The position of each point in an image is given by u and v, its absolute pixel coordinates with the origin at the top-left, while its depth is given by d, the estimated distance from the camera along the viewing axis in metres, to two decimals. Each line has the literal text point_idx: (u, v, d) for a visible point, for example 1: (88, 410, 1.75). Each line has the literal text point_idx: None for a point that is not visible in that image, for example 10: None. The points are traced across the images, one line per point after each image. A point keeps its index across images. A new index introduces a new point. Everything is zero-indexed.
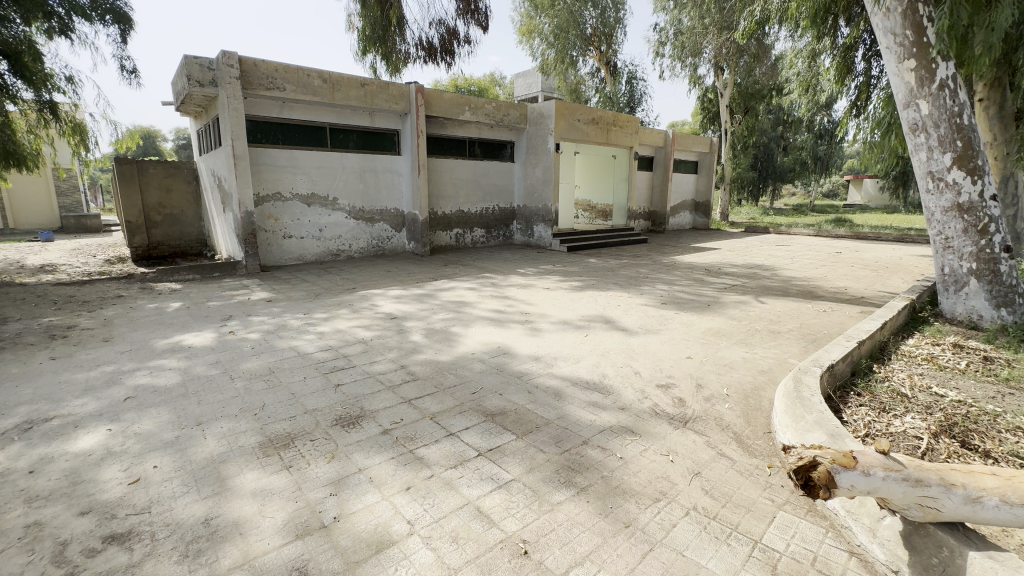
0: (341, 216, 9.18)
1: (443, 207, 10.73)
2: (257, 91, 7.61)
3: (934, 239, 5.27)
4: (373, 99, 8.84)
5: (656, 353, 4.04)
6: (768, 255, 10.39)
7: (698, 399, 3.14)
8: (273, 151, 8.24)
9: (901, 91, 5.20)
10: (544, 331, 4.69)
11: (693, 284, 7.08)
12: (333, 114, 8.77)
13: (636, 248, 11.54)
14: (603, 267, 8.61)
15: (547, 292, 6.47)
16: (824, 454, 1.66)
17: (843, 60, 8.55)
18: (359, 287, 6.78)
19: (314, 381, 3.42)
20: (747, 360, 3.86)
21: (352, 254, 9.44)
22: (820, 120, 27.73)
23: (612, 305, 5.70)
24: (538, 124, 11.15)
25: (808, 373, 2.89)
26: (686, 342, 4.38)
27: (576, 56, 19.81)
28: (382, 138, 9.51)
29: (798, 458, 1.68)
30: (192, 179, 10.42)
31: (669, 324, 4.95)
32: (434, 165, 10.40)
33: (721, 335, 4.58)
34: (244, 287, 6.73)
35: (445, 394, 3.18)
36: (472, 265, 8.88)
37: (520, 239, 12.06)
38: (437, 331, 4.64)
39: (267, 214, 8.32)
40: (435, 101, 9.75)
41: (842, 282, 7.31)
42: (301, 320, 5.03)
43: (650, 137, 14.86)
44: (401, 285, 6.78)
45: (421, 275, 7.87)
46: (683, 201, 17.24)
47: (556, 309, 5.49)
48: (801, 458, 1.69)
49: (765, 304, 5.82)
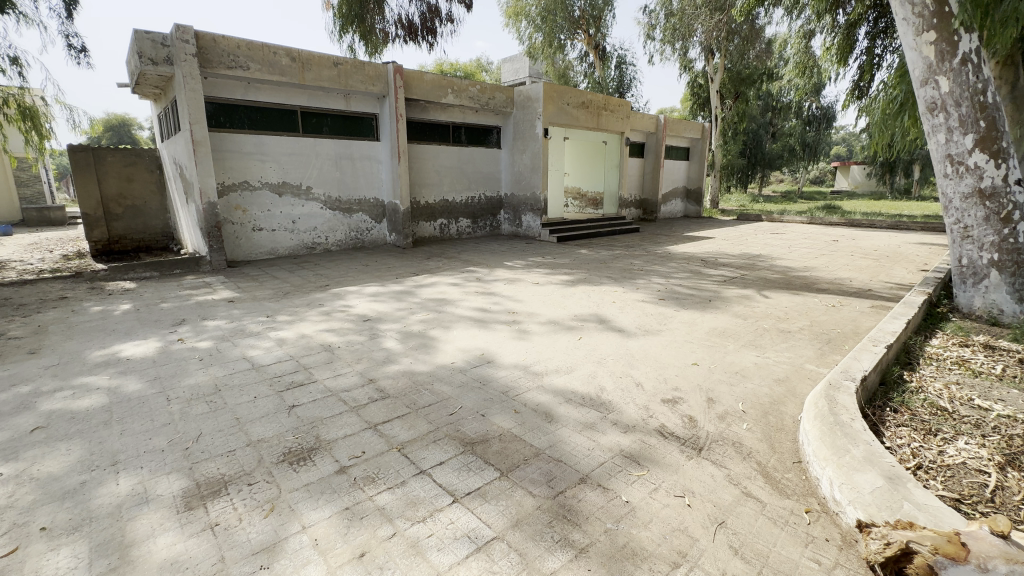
0: (316, 206, 8.59)
1: (426, 197, 10.17)
2: (217, 69, 6.96)
3: (951, 229, 4.93)
4: (347, 80, 8.22)
5: (658, 359, 3.61)
6: (764, 245, 10.05)
7: (712, 418, 2.70)
8: (239, 136, 7.61)
9: (917, 68, 4.80)
10: (532, 332, 4.24)
11: (691, 276, 6.67)
12: (304, 96, 8.14)
13: (628, 238, 11.13)
14: (594, 259, 8.18)
15: (535, 288, 6.01)
16: (921, 542, 1.47)
17: (846, 38, 8.11)
18: (333, 284, 6.25)
19: (267, 400, 2.94)
20: (760, 367, 3.44)
21: (330, 247, 8.87)
22: (809, 106, 27.51)
23: (606, 301, 5.27)
24: (525, 108, 10.60)
25: (840, 390, 2.47)
26: (691, 345, 3.95)
27: (564, 40, 19.20)
28: (358, 123, 8.90)
29: (885, 545, 1.53)
30: (156, 167, 9.72)
31: (670, 323, 4.51)
32: (416, 152, 9.82)
33: (727, 335, 4.17)
34: (206, 285, 6.17)
35: (417, 417, 2.71)
36: (457, 258, 8.36)
37: (508, 229, 11.56)
38: (413, 335, 4.15)
39: (234, 205, 7.71)
40: (415, 82, 9.13)
41: (846, 273, 6.95)
42: (263, 323, 4.50)
43: (641, 122, 14.37)
44: (378, 282, 6.26)
45: (402, 269, 7.35)
46: (675, 188, 16.82)
47: (546, 306, 5.04)
48: (889, 544, 1.54)
49: (769, 299, 5.43)
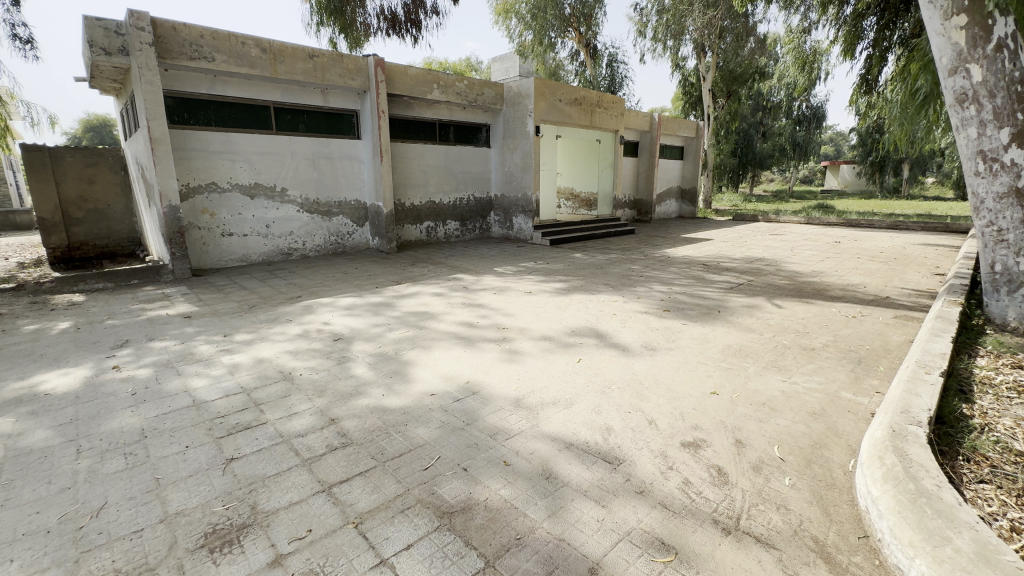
0: (292, 209, 8.01)
1: (411, 198, 9.63)
2: (178, 60, 6.37)
3: (982, 232, 4.52)
4: (324, 74, 7.66)
5: (671, 387, 3.12)
6: (765, 247, 9.64)
7: (745, 471, 2.21)
8: (205, 134, 7.02)
9: (944, 55, 4.38)
10: (525, 353, 3.73)
11: (694, 283, 6.20)
12: (278, 91, 7.57)
13: (624, 240, 10.67)
14: (589, 264, 7.70)
15: (527, 298, 5.50)
16: None
17: (853, 28, 7.67)
18: (305, 295, 5.70)
19: (201, 451, 2.40)
20: (790, 397, 2.97)
21: (308, 253, 8.29)
22: (799, 105, 27.37)
23: (606, 313, 4.78)
24: (515, 104, 10.11)
25: (909, 439, 1.98)
26: (705, 367, 3.47)
27: (554, 38, 18.79)
28: (337, 120, 8.34)
29: None
30: (120, 168, 9.04)
31: (678, 339, 4.02)
32: (400, 151, 9.27)
33: (743, 354, 3.69)
34: (163, 298, 5.59)
35: (382, 473, 2.20)
36: (443, 264, 7.83)
37: (498, 231, 11.05)
38: (389, 359, 3.62)
39: (200, 209, 7.11)
40: (398, 77, 8.60)
41: (858, 278, 6.53)
42: (218, 344, 3.95)
43: (635, 120, 13.95)
44: (355, 293, 5.71)
45: (383, 277, 6.81)
46: (669, 188, 16.42)
47: (539, 320, 4.53)
48: None
49: (783, 308, 4.98)
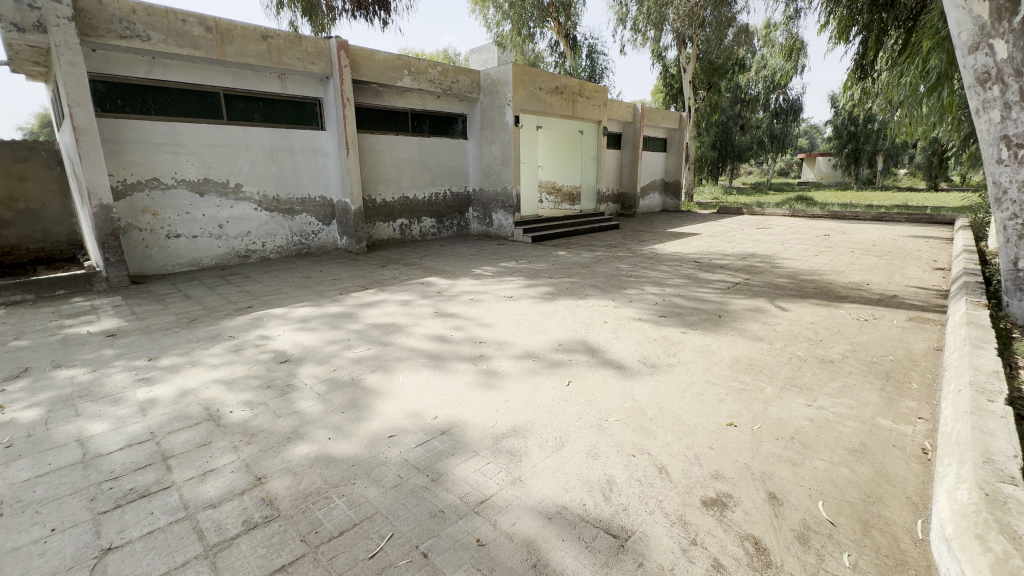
0: (249, 207, 7.28)
1: (383, 194, 8.96)
2: (106, 39, 5.59)
3: (1004, 226, 4.13)
4: (280, 57, 6.93)
5: (680, 418, 2.60)
6: (755, 241, 9.27)
7: (788, 545, 1.71)
8: (144, 124, 6.25)
9: (963, 30, 3.95)
10: (505, 374, 3.18)
11: (687, 283, 5.73)
12: (228, 76, 6.81)
13: (609, 236, 10.20)
14: (575, 263, 7.18)
15: (507, 305, 4.95)
16: None
17: (848, 10, 7.29)
18: (257, 306, 5.04)
19: (68, 538, 1.79)
20: (821, 428, 2.48)
21: (268, 255, 7.57)
22: (776, 97, 27.41)
23: (596, 321, 4.26)
24: (492, 93, 9.52)
25: (1013, 509, 1.49)
26: (716, 388, 2.97)
27: (533, 29, 18.22)
28: (297, 109, 7.61)
29: None
30: (55, 163, 8.16)
31: (680, 352, 3.53)
32: (369, 143, 8.59)
33: (756, 371, 3.21)
34: (90, 311, 4.87)
35: (311, 569, 1.63)
36: (416, 265, 7.23)
37: (477, 228, 10.46)
38: (342, 387, 3.02)
39: (141, 208, 6.36)
40: (364, 62, 7.91)
41: (858, 275, 6.16)
42: (138, 371, 3.30)
43: (618, 111, 13.50)
44: (315, 303, 5.08)
45: (349, 281, 6.17)
46: (653, 181, 16.03)
47: (521, 333, 3.98)
48: None
49: (788, 311, 4.55)
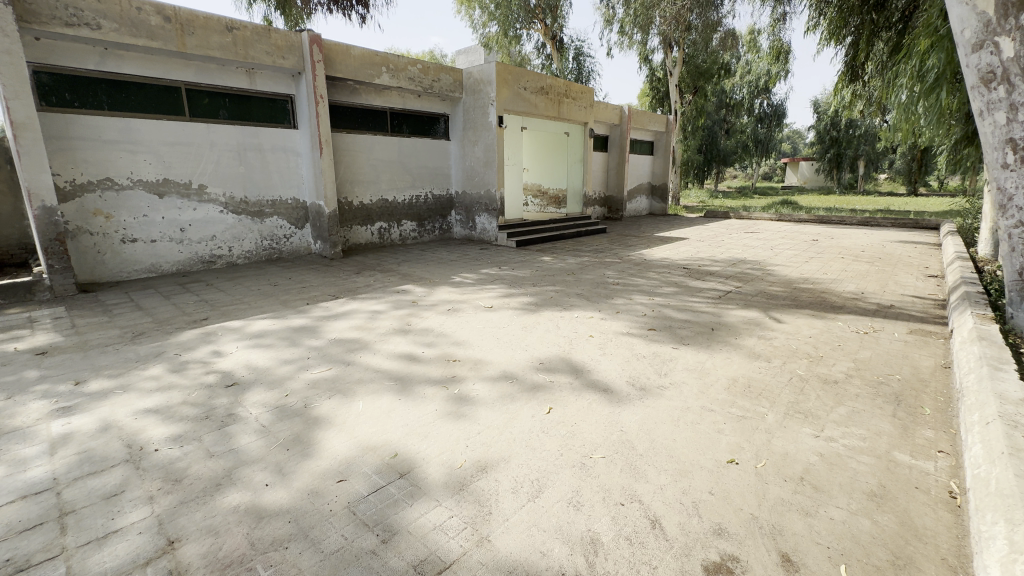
0: (214, 209, 6.83)
1: (360, 196, 8.56)
2: (50, 26, 5.13)
3: (1009, 235, 3.92)
4: (247, 51, 6.53)
5: (674, 453, 2.29)
6: (744, 247, 9.09)
7: None
8: (95, 120, 5.79)
9: (966, 27, 3.74)
10: (478, 400, 2.84)
11: (677, 292, 5.46)
12: (190, 70, 6.38)
13: (596, 241, 9.93)
14: (560, 269, 6.88)
15: (486, 317, 4.62)
16: None
17: (839, 12, 7.00)
18: (214, 318, 4.63)
19: None
20: (833, 466, 2.19)
21: (235, 260, 7.12)
22: (760, 102, 27.58)
23: (581, 336, 3.95)
24: (475, 92, 9.20)
25: None
26: (713, 416, 2.66)
27: (519, 31, 17.99)
28: (267, 106, 7.20)
29: None
30: (5, 161, 7.62)
31: (671, 372, 3.23)
32: (345, 143, 8.18)
33: (756, 395, 2.92)
34: (25, 324, 4.41)
35: None
36: (393, 271, 6.85)
37: (460, 232, 10.12)
38: (291, 417, 2.65)
39: (92, 210, 5.88)
40: (339, 57, 7.52)
41: (851, 283, 5.96)
42: (60, 398, 2.89)
43: (604, 113, 13.30)
44: (278, 315, 4.70)
45: (319, 289, 5.79)
46: (640, 185, 15.84)
47: (499, 350, 3.65)
48: None
49: (784, 324, 4.30)
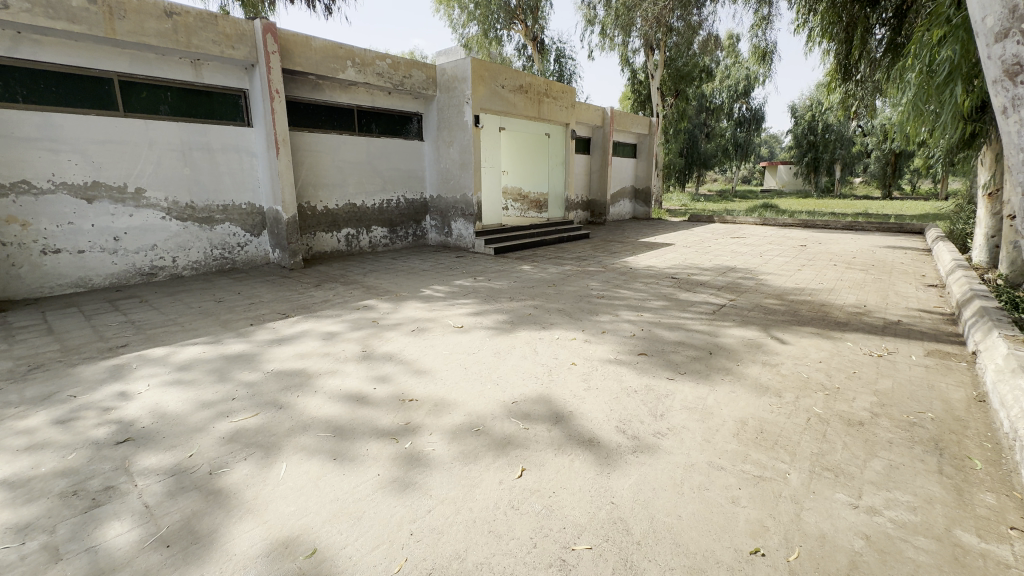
0: (154, 215, 6.12)
1: (325, 200, 7.92)
2: None
3: None
4: (190, 39, 5.86)
5: (681, 542, 1.76)
6: (732, 253, 8.71)
7: None
8: (8, 115, 5.06)
9: (990, 14, 2.86)
10: (434, 462, 2.27)
11: (667, 306, 4.98)
12: (123, 59, 5.69)
13: (578, 247, 9.44)
14: (540, 280, 6.35)
15: (455, 339, 4.05)
16: None
17: (832, 6, 6.72)
18: (135, 344, 3.95)
19: None
20: (886, 557, 1.69)
21: (180, 272, 6.42)
22: (740, 107, 27.66)
23: (562, 364, 3.42)
24: (449, 90, 8.64)
25: None
26: (723, 477, 2.15)
27: (499, 32, 17.51)
28: (216, 101, 6.52)
29: None
30: None
31: (669, 414, 2.72)
32: (307, 143, 7.53)
33: (771, 445, 2.41)
34: None
35: None
36: (357, 284, 6.23)
37: (435, 238, 9.53)
38: (188, 491, 2.05)
39: (5, 217, 5.14)
40: (298, 49, 6.88)
41: (850, 294, 5.57)
42: None
43: (586, 114, 12.88)
44: (212, 340, 4.05)
45: (269, 305, 5.14)
46: (623, 188, 15.45)
47: (466, 385, 3.10)
48: None
49: (788, 345, 3.83)
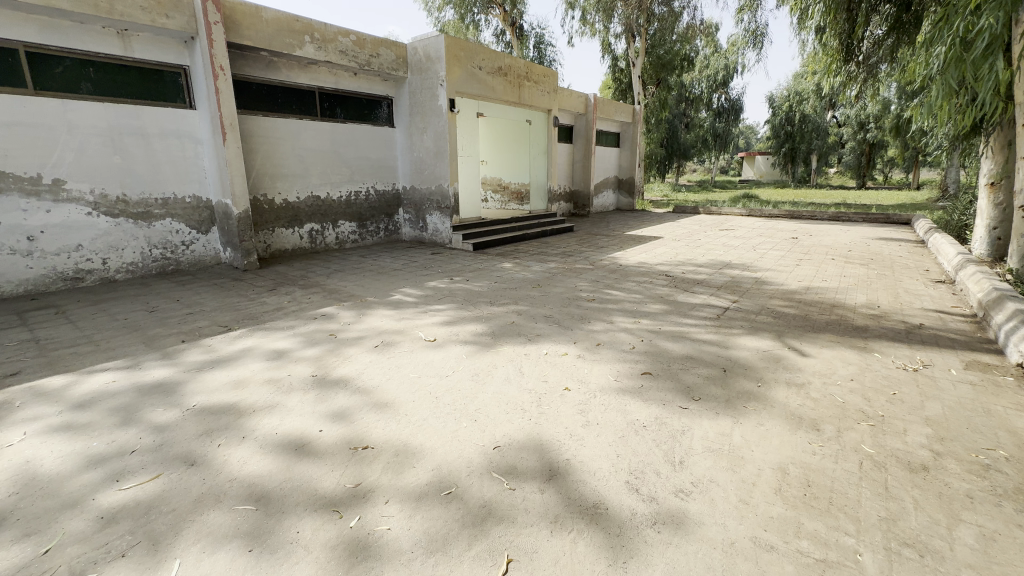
0: (78, 211, 5.29)
1: (284, 193, 7.15)
2: None
3: None
4: (113, 5, 5.02)
5: None
6: (723, 247, 8.26)
7: None
8: None
9: None
10: (389, 550, 1.66)
11: (666, 311, 4.45)
12: (31, 27, 4.84)
13: (562, 241, 8.86)
14: (524, 280, 5.74)
15: (425, 357, 3.42)
16: None
17: None
18: (29, 371, 3.23)
19: None
20: None
21: (113, 276, 5.62)
22: (718, 97, 26.93)
23: (552, 390, 2.84)
24: (421, 71, 7.89)
25: None
26: (779, 565, 1.60)
27: (476, 16, 16.72)
28: (150, 79, 5.68)
29: None
30: None
31: (691, 461, 2.16)
32: (261, 128, 6.75)
33: (827, 507, 1.88)
34: None
35: None
36: (318, 287, 5.53)
37: (409, 232, 8.84)
38: None
39: None
40: (247, 21, 6.08)
41: (859, 293, 5.14)
42: None
43: (569, 101, 12.24)
44: (130, 364, 3.34)
45: (210, 316, 4.43)
46: (606, 179, 14.92)
47: (436, 424, 2.49)
48: None
49: (811, 358, 3.33)
